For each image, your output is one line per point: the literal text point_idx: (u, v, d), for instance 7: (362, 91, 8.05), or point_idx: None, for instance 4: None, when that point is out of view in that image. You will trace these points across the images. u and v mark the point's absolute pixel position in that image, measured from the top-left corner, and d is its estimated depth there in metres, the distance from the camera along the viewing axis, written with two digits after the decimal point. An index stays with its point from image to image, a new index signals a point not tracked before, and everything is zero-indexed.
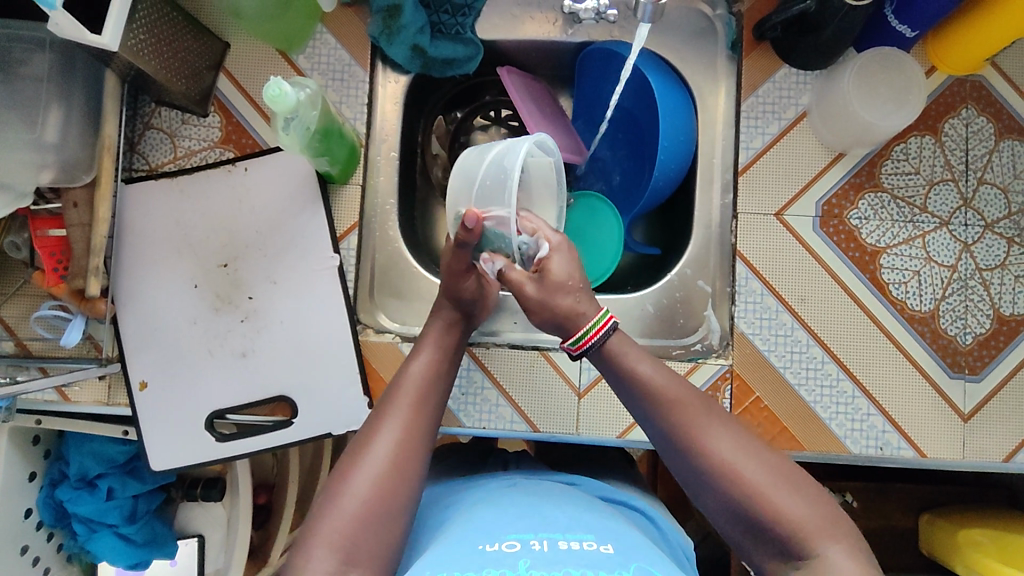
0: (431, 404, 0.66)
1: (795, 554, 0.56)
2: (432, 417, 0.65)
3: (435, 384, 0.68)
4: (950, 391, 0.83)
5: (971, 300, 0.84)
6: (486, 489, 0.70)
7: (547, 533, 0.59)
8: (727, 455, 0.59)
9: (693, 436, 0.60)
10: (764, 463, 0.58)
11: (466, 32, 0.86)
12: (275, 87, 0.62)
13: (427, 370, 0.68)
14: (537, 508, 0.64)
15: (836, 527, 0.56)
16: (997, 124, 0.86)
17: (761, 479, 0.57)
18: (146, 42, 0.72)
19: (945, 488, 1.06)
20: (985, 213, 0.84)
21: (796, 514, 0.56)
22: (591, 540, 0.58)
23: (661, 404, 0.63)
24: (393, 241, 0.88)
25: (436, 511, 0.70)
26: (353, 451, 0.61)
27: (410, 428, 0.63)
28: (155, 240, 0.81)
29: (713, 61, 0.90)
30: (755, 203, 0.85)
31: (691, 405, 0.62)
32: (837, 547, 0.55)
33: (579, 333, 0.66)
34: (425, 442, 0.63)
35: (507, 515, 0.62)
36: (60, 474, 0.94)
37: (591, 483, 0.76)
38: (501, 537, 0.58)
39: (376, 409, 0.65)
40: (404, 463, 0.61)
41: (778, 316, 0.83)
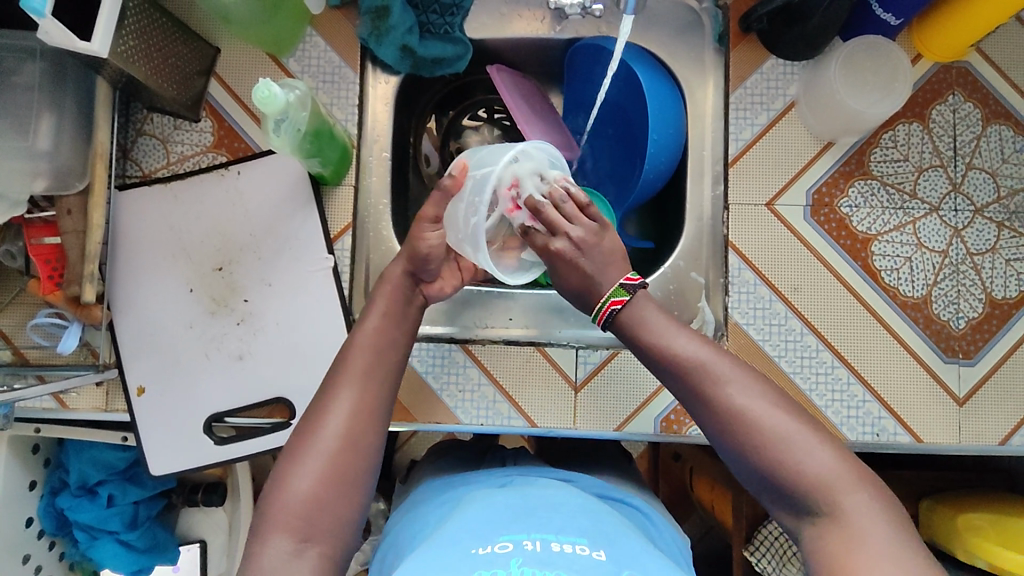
0: (383, 375, 0.65)
1: (818, 508, 0.56)
2: (382, 387, 0.65)
3: (386, 351, 0.67)
4: (944, 375, 0.83)
5: (963, 285, 0.84)
6: (483, 487, 0.71)
7: (540, 533, 0.59)
8: (751, 408, 0.59)
9: (716, 392, 0.60)
10: (784, 413, 0.59)
11: (455, 31, 0.87)
12: (264, 89, 0.62)
13: (380, 340, 0.67)
14: (532, 507, 0.64)
15: (861, 475, 0.56)
16: (984, 109, 0.86)
17: (784, 428, 0.58)
18: (136, 48, 0.72)
19: (944, 474, 1.07)
20: (974, 198, 0.85)
21: (818, 466, 0.56)
22: (584, 544, 0.58)
23: (682, 365, 0.62)
24: (387, 241, 0.88)
25: (430, 508, 0.70)
26: (307, 427, 0.61)
27: (361, 402, 0.62)
28: (149, 246, 0.81)
29: (700, 54, 0.90)
30: (746, 194, 0.85)
31: (714, 362, 0.62)
32: (861, 500, 0.55)
33: (595, 308, 0.68)
34: (377, 415, 0.63)
35: (503, 514, 0.62)
36: (60, 482, 0.94)
37: (587, 481, 0.76)
38: (493, 537, 0.58)
39: (327, 385, 0.64)
40: (357, 439, 0.61)
41: (772, 306, 0.84)
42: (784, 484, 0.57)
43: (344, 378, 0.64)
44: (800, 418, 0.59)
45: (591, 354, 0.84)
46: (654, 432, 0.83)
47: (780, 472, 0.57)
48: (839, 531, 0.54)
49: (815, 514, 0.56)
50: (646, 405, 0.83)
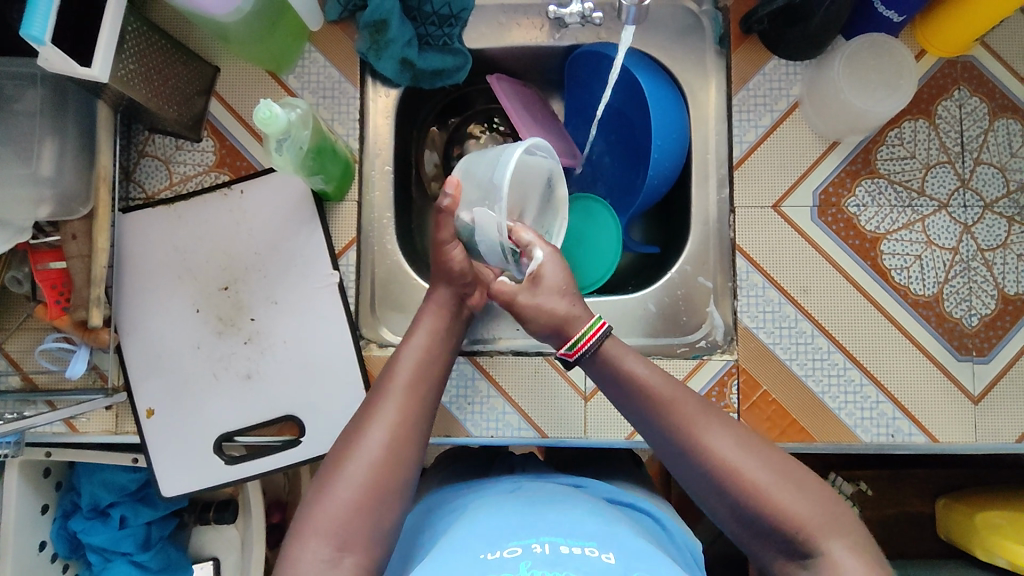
0: (427, 388, 0.66)
1: (801, 549, 0.57)
2: (426, 400, 0.65)
3: (430, 365, 0.67)
4: (958, 374, 0.82)
5: (975, 282, 0.83)
6: (492, 494, 0.70)
7: (550, 536, 0.59)
8: (729, 454, 0.60)
9: (691, 435, 0.61)
10: (765, 458, 0.60)
11: (454, 43, 0.86)
12: (265, 110, 0.62)
13: (424, 354, 0.67)
14: (540, 512, 0.64)
15: (842, 521, 0.57)
16: (991, 103, 0.85)
17: (763, 474, 0.59)
18: (136, 71, 0.72)
19: (960, 471, 1.06)
20: (983, 193, 0.84)
21: (800, 513, 0.57)
22: (594, 546, 0.58)
23: (661, 408, 0.63)
24: (392, 255, 0.87)
25: (439, 518, 0.70)
26: (351, 434, 0.62)
27: (405, 413, 0.63)
28: (155, 268, 0.81)
29: (701, 56, 0.90)
30: (751, 197, 0.85)
31: (687, 407, 0.63)
32: (842, 545, 0.56)
33: (573, 340, 0.66)
34: (421, 427, 0.63)
35: (512, 522, 0.62)
36: (73, 505, 0.94)
37: (597, 485, 0.76)
38: (503, 542, 0.58)
39: (369, 398, 0.64)
40: (400, 449, 0.61)
41: (781, 308, 0.83)
42: (767, 526, 0.58)
43: (389, 387, 0.64)
44: (780, 463, 0.60)
45: None
46: None
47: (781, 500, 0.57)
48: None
49: (802, 552, 0.57)
50: None
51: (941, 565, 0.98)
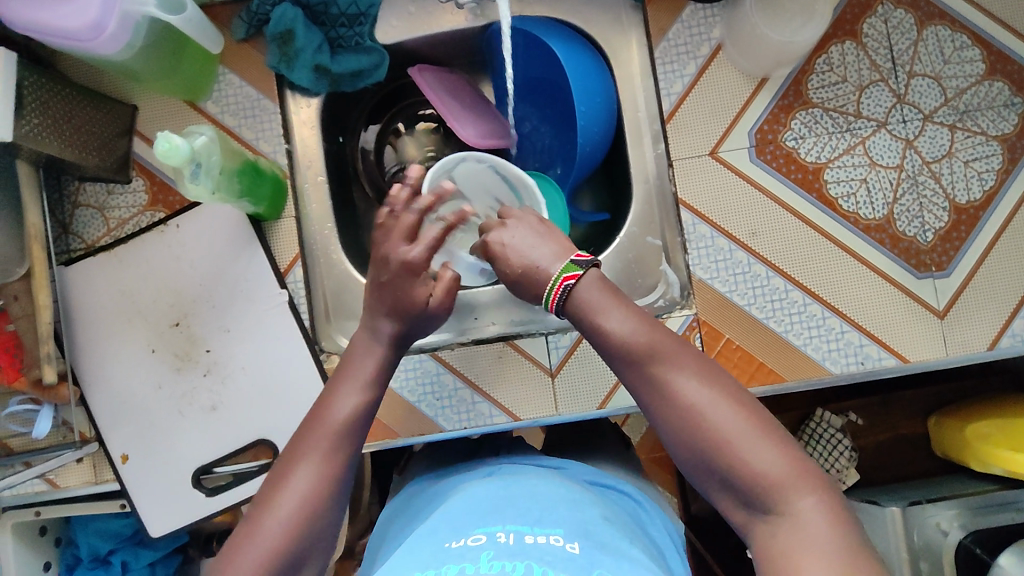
0: (362, 419, 0.63)
1: (768, 503, 0.53)
2: (358, 432, 0.62)
3: (369, 397, 0.65)
4: (920, 292, 0.81)
5: (925, 197, 0.82)
6: (463, 485, 0.71)
7: (516, 524, 0.59)
8: (700, 402, 0.57)
9: (665, 382, 0.58)
10: (737, 410, 0.56)
11: (366, 41, 0.86)
12: (164, 142, 0.61)
13: (364, 384, 0.65)
14: (506, 499, 0.64)
15: (812, 475, 0.54)
16: (917, 13, 0.83)
17: (732, 427, 0.55)
18: (42, 124, 0.72)
19: (949, 386, 1.05)
20: (921, 105, 0.82)
21: (766, 465, 0.54)
22: (561, 533, 0.57)
23: (636, 358, 0.60)
24: (338, 265, 0.86)
25: (410, 518, 0.70)
26: (287, 459, 0.59)
27: (336, 450, 0.60)
28: (105, 315, 0.81)
29: (618, 14, 0.88)
30: (687, 148, 0.83)
31: (667, 352, 0.60)
32: (809, 501, 0.52)
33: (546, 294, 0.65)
34: (352, 461, 0.61)
35: (476, 514, 0.62)
36: (75, 558, 0.95)
37: (578, 468, 0.76)
38: (470, 531, 0.59)
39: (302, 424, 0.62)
40: (331, 485, 0.58)
41: (733, 255, 0.82)
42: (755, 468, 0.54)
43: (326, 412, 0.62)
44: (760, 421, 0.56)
45: (561, 337, 0.83)
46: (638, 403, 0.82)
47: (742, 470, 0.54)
48: (798, 511, 0.52)
49: (765, 508, 0.54)
50: None
51: (938, 481, 0.98)
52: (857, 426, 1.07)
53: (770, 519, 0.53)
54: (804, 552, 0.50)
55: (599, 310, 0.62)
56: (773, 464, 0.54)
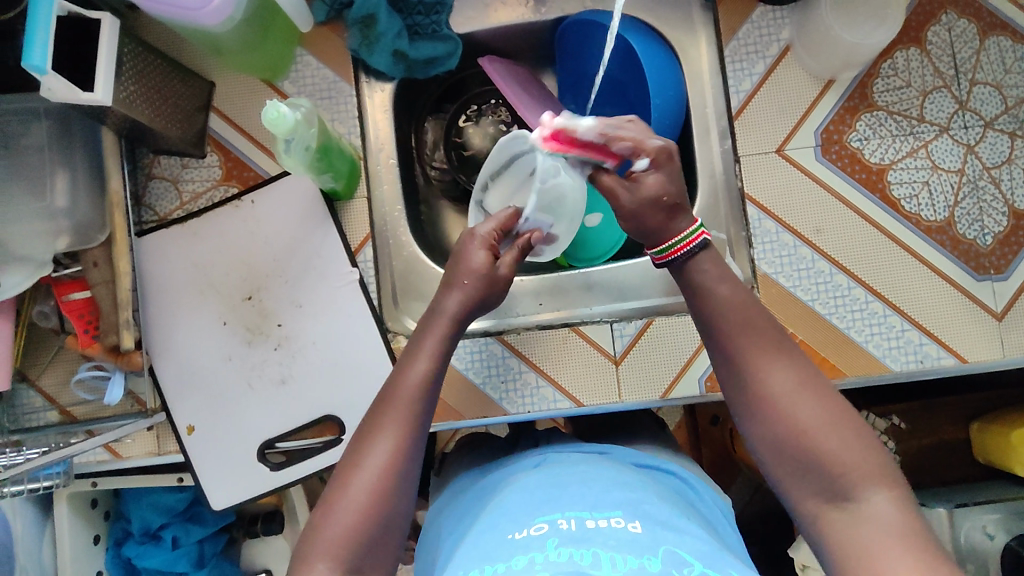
0: (421, 415, 0.61)
1: (845, 492, 0.54)
2: (431, 399, 0.62)
3: (432, 391, 0.63)
4: (978, 294, 0.83)
5: (985, 201, 0.84)
6: (516, 474, 0.72)
7: (574, 512, 0.59)
8: (787, 388, 0.58)
9: (754, 366, 0.60)
10: (823, 401, 0.57)
11: (442, 29, 0.87)
12: (273, 110, 0.63)
13: (425, 382, 0.62)
14: (561, 485, 0.64)
15: (891, 472, 0.54)
16: (980, 23, 0.86)
17: (817, 419, 0.56)
18: (137, 92, 0.73)
19: (991, 393, 1.07)
20: (983, 112, 0.85)
21: (846, 456, 0.54)
22: (620, 516, 0.58)
23: (727, 340, 0.61)
24: (407, 247, 0.88)
25: (468, 505, 0.71)
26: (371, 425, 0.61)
27: (400, 451, 0.59)
28: (177, 286, 0.82)
29: (688, 13, 0.90)
30: (754, 144, 0.85)
31: (761, 337, 0.61)
32: (885, 494, 0.53)
33: (666, 244, 0.65)
34: (414, 461, 0.60)
35: (536, 500, 0.63)
36: (124, 532, 0.95)
37: (621, 451, 0.77)
38: (528, 520, 0.59)
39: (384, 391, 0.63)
40: (392, 489, 0.58)
41: (797, 251, 0.84)
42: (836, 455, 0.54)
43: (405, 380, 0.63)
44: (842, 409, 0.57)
45: (627, 326, 0.84)
46: (700, 392, 0.83)
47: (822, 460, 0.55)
48: (874, 500, 0.53)
49: (842, 497, 0.54)
50: (689, 365, 0.83)
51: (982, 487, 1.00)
52: (901, 431, 1.08)
53: (846, 509, 0.54)
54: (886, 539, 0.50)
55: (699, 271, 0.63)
56: (856, 455, 0.54)
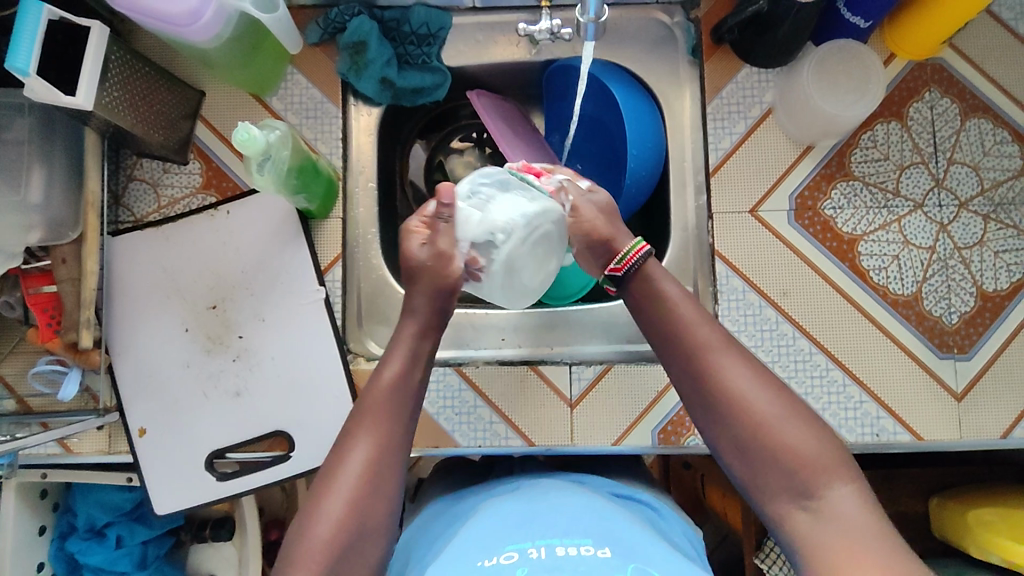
0: (400, 408, 0.63)
1: (807, 488, 0.55)
2: (399, 428, 0.62)
3: (405, 389, 0.64)
4: (940, 372, 0.83)
5: (953, 280, 0.84)
6: (485, 501, 0.71)
7: (544, 539, 0.58)
8: (745, 390, 0.58)
9: (709, 362, 0.60)
10: (779, 397, 0.58)
11: (433, 61, 0.89)
12: (243, 132, 0.64)
13: (397, 378, 0.64)
14: (532, 513, 0.63)
15: (847, 467, 0.55)
16: (962, 104, 0.86)
17: (775, 412, 0.57)
18: (120, 98, 0.74)
19: (953, 469, 1.06)
20: (958, 192, 0.85)
21: (807, 449, 0.55)
22: (590, 544, 0.57)
23: (686, 341, 0.62)
24: (377, 270, 0.89)
25: (440, 529, 0.69)
26: (332, 463, 0.60)
27: (379, 447, 0.60)
28: (145, 289, 0.83)
29: (675, 66, 0.91)
30: (729, 203, 0.86)
31: (712, 340, 0.61)
32: (845, 489, 0.54)
33: (621, 254, 0.67)
34: (399, 454, 0.61)
35: (505, 526, 0.62)
36: (69, 526, 0.94)
37: (597, 481, 0.77)
38: (499, 548, 0.58)
39: (345, 427, 0.62)
40: (375, 480, 0.59)
41: (762, 312, 0.84)
42: (786, 457, 0.55)
43: (362, 416, 0.62)
44: (793, 405, 0.58)
45: (585, 369, 0.84)
46: (653, 444, 0.83)
47: (778, 454, 0.56)
48: (835, 498, 0.54)
49: (803, 492, 0.55)
50: (641, 419, 0.83)
51: (935, 564, 0.99)
52: None
53: (808, 507, 0.54)
54: (845, 547, 0.51)
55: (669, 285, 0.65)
56: (807, 452, 0.55)
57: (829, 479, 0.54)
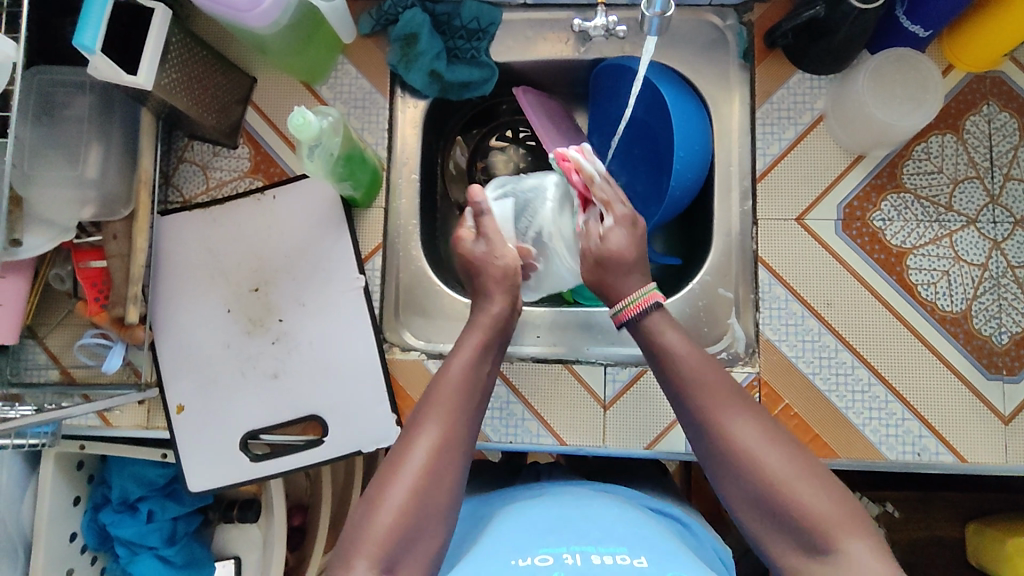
0: (466, 405, 0.63)
1: (820, 543, 0.54)
2: (467, 427, 0.62)
3: (472, 384, 0.65)
4: (988, 393, 0.80)
5: (1005, 299, 0.82)
6: (518, 502, 0.70)
7: (579, 544, 0.57)
8: (753, 444, 0.58)
9: (716, 423, 0.60)
10: (788, 451, 0.58)
11: (482, 55, 0.89)
12: (299, 117, 0.65)
13: (467, 373, 0.64)
14: (566, 519, 0.62)
15: (862, 520, 0.55)
16: (1021, 119, 0.84)
17: (783, 469, 0.56)
18: (177, 80, 0.76)
19: (994, 495, 1.03)
20: (1013, 209, 0.83)
21: (817, 505, 0.55)
22: (626, 554, 0.56)
23: (694, 393, 0.62)
24: (416, 261, 0.89)
25: (470, 529, 0.68)
26: (396, 452, 0.60)
27: (448, 435, 0.60)
28: (190, 268, 0.84)
29: (725, 70, 0.90)
30: (775, 210, 0.85)
31: (719, 395, 0.61)
32: (861, 544, 0.53)
33: (623, 303, 0.70)
34: (463, 449, 0.61)
35: (540, 530, 0.61)
36: (104, 498, 0.96)
37: (636, 494, 0.75)
38: (533, 551, 0.57)
39: (412, 417, 0.62)
40: (439, 472, 0.58)
41: (805, 322, 0.83)
42: (795, 519, 0.55)
43: (430, 408, 0.62)
44: (803, 459, 0.58)
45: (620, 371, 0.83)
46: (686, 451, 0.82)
47: (788, 513, 0.55)
48: (850, 553, 0.53)
49: (811, 546, 0.54)
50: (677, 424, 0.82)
51: None
52: (893, 519, 1.04)
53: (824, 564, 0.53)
54: None
55: (668, 338, 0.66)
56: (819, 512, 0.54)
57: (841, 536, 0.53)
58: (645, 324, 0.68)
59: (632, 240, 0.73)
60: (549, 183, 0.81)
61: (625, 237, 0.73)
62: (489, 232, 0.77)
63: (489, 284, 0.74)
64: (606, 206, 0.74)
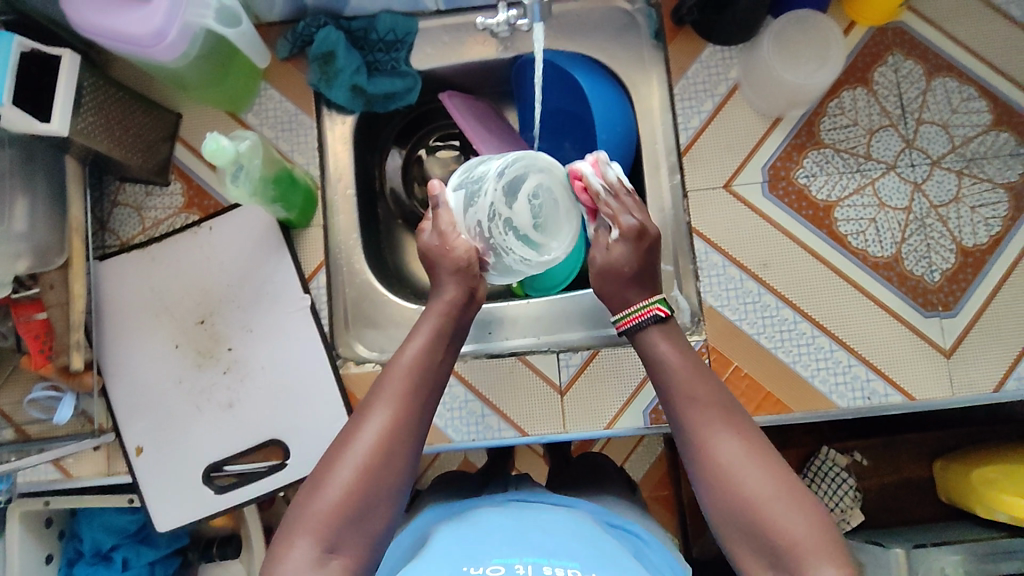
0: (422, 386, 0.62)
1: (790, 565, 0.52)
2: (422, 410, 0.62)
3: (427, 366, 0.64)
4: (926, 330, 0.83)
5: (932, 238, 0.84)
6: (480, 509, 0.69)
7: (531, 555, 0.57)
8: (733, 461, 0.57)
9: (700, 435, 0.59)
10: (767, 469, 0.56)
11: (401, 65, 0.91)
12: (212, 142, 0.66)
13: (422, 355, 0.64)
14: (522, 528, 0.62)
15: (836, 549, 0.52)
16: (926, 65, 0.87)
17: (762, 489, 0.55)
18: (95, 123, 0.77)
19: (954, 431, 1.05)
20: (929, 151, 0.85)
21: (795, 528, 0.53)
22: (577, 569, 0.55)
23: (681, 404, 0.62)
24: (361, 274, 0.90)
25: (427, 530, 0.68)
26: (345, 435, 0.60)
27: (398, 421, 0.60)
28: (134, 310, 0.84)
29: (640, 52, 0.93)
30: (703, 180, 0.87)
31: (709, 408, 0.61)
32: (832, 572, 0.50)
33: (623, 313, 0.69)
34: (415, 431, 0.61)
35: (493, 539, 0.60)
36: (76, 552, 0.95)
37: (588, 507, 0.72)
38: (486, 559, 0.56)
39: (366, 397, 0.62)
40: (387, 453, 0.58)
41: (743, 285, 0.84)
42: (767, 541, 0.53)
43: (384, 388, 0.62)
44: (787, 477, 0.56)
45: (572, 355, 0.85)
46: (644, 425, 0.83)
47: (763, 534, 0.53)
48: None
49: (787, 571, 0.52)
50: (633, 399, 0.83)
51: (944, 527, 0.97)
52: (863, 467, 1.06)
53: None
54: None
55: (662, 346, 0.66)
56: (790, 534, 0.52)
57: (810, 559, 0.51)
58: (642, 338, 0.68)
59: (633, 255, 0.70)
60: (490, 172, 0.71)
61: (623, 251, 0.70)
62: (444, 227, 0.72)
63: (442, 274, 0.70)
64: (612, 218, 0.71)
